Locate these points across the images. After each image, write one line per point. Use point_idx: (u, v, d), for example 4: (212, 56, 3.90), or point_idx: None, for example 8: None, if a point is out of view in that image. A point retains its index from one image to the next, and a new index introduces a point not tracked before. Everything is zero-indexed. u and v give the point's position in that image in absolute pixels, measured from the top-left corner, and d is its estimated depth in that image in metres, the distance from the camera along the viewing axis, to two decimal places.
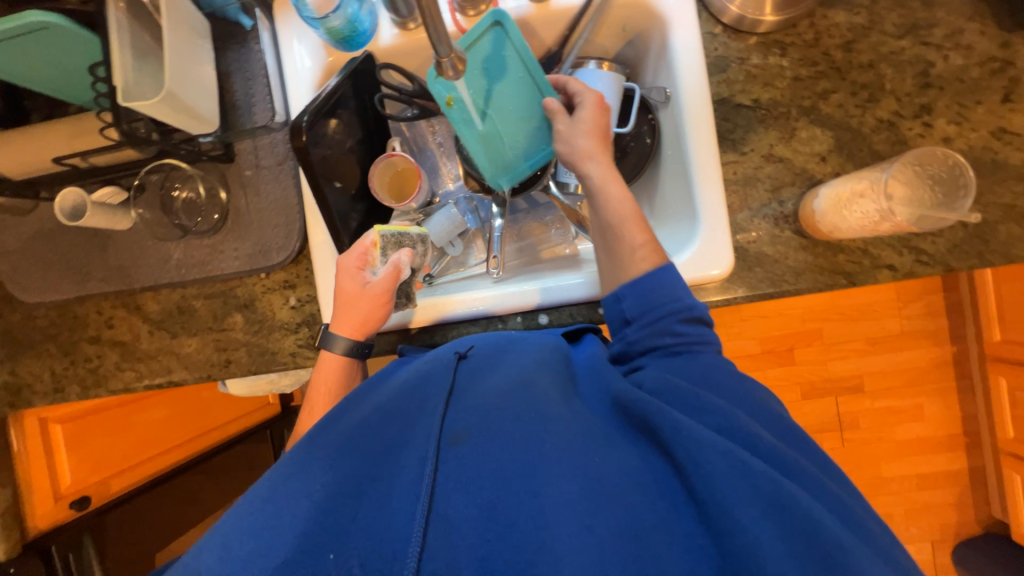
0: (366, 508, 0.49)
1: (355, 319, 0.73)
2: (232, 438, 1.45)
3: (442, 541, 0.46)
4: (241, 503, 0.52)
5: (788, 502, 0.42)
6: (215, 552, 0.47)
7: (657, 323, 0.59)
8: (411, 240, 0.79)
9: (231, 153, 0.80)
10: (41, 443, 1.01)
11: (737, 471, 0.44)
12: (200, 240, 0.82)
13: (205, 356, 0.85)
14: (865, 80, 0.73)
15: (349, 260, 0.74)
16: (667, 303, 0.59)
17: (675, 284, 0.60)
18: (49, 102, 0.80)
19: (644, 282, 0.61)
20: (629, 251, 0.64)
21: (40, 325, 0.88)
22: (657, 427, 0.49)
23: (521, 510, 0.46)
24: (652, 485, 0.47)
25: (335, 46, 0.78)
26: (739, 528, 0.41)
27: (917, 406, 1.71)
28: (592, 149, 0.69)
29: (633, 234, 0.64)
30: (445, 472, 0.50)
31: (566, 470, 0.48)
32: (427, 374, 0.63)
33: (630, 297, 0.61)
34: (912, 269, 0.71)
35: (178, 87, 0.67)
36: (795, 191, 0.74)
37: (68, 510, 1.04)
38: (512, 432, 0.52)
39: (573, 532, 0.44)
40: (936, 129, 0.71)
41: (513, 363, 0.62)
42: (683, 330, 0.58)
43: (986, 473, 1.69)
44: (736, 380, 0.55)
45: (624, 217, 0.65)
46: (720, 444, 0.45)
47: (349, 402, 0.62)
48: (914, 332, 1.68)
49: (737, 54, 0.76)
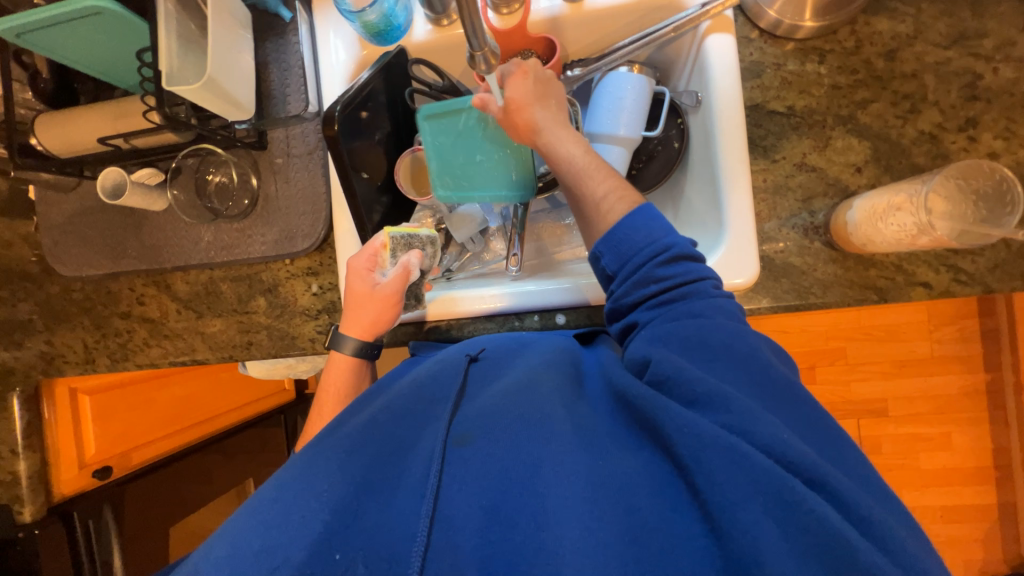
0: (372, 507, 0.49)
1: (365, 320, 0.74)
2: (241, 422, 1.50)
3: (444, 538, 0.46)
4: (251, 501, 0.51)
5: (797, 505, 0.40)
6: (222, 553, 0.44)
7: (637, 274, 0.56)
8: (421, 243, 0.79)
9: (264, 141, 0.82)
10: (69, 412, 1.04)
11: (739, 467, 0.41)
12: (230, 224, 0.84)
13: (228, 337, 0.87)
14: (907, 90, 0.71)
15: (360, 261, 0.75)
16: (644, 246, 0.56)
17: (651, 225, 0.57)
18: (97, 85, 0.83)
19: (616, 231, 0.58)
20: (601, 201, 0.62)
21: (77, 298, 0.92)
22: (659, 425, 0.47)
23: (524, 510, 0.46)
24: (657, 485, 0.45)
25: (370, 40, 0.79)
26: (741, 534, 0.39)
27: (945, 434, 1.64)
28: (540, 119, 0.67)
29: (596, 185, 0.63)
30: (450, 472, 0.50)
31: (572, 469, 0.47)
32: (438, 375, 0.62)
33: (607, 252, 0.58)
34: (948, 288, 0.68)
35: (219, 74, 0.69)
36: (827, 202, 0.72)
37: (91, 478, 1.08)
38: (517, 432, 0.51)
39: (575, 532, 0.43)
40: (981, 144, 0.69)
41: (521, 366, 0.62)
42: (663, 274, 0.55)
43: (1016, 509, 1.61)
44: (753, 353, 0.50)
45: (581, 170, 0.64)
46: (722, 440, 0.43)
47: (359, 404, 0.62)
48: (945, 357, 1.61)
49: (773, 60, 0.74)
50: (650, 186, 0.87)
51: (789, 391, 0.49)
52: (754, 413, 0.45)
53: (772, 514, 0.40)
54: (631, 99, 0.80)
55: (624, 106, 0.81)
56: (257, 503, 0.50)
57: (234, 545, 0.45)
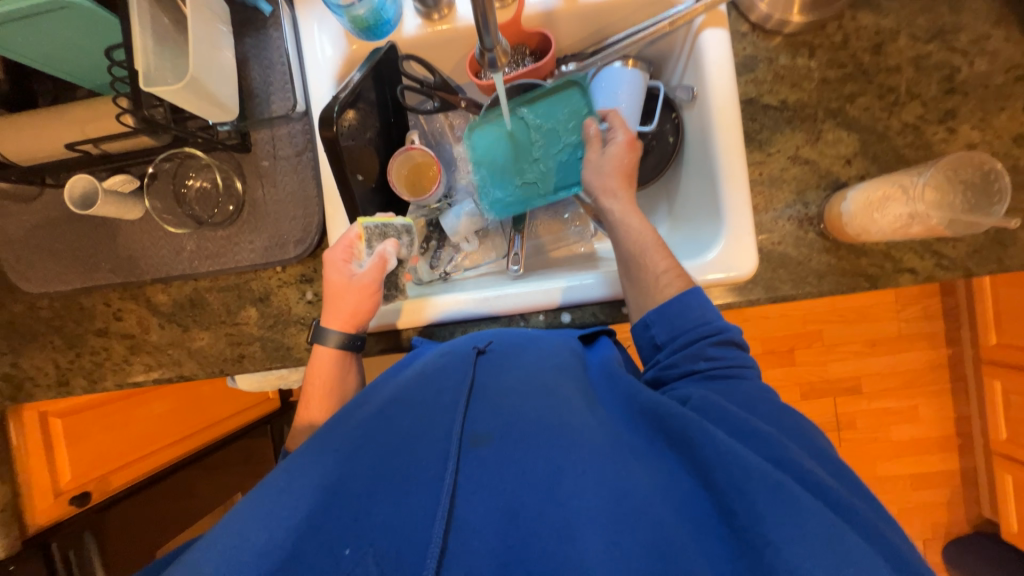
0: (380, 503, 0.47)
1: (344, 311, 0.72)
2: (229, 434, 1.45)
3: (462, 545, 0.44)
4: (255, 492, 0.51)
5: (843, 549, 0.39)
6: (227, 544, 0.45)
7: (689, 348, 0.60)
8: (396, 232, 0.76)
9: (247, 143, 0.78)
10: (41, 436, 0.97)
11: (778, 494, 0.42)
12: (214, 231, 0.79)
13: (218, 351, 0.83)
14: (892, 83, 0.73)
15: (335, 253, 0.72)
16: (697, 326, 0.61)
17: (705, 307, 0.62)
18: (56, 86, 0.77)
19: (670, 306, 0.63)
20: (653, 278, 0.67)
21: (44, 316, 0.85)
22: (695, 445, 0.47)
23: (548, 518, 0.45)
24: (682, 502, 0.45)
25: (357, 35, 0.76)
26: (781, 561, 0.39)
27: (913, 407, 1.74)
28: (614, 186, 0.73)
29: (657, 261, 0.67)
30: (467, 472, 0.49)
31: (595, 473, 0.47)
32: (446, 367, 0.62)
33: (659, 323, 0.63)
34: (933, 273, 0.72)
35: (200, 73, 0.65)
36: (820, 193, 0.74)
37: (68, 506, 1.01)
38: (538, 437, 0.50)
39: (600, 543, 0.42)
40: (959, 135, 0.72)
41: (528, 366, 0.62)
42: (715, 353, 0.59)
43: (977, 473, 1.73)
44: (782, 411, 0.54)
45: (647, 245, 0.69)
46: (769, 477, 0.43)
47: (362, 398, 0.62)
48: (912, 334, 1.70)
49: (766, 54, 0.76)
50: (647, 181, 0.88)
51: (813, 444, 0.51)
52: (788, 450, 0.47)
53: (803, 539, 0.40)
54: (625, 95, 0.81)
55: (618, 102, 0.81)
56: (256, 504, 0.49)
57: (241, 536, 0.45)
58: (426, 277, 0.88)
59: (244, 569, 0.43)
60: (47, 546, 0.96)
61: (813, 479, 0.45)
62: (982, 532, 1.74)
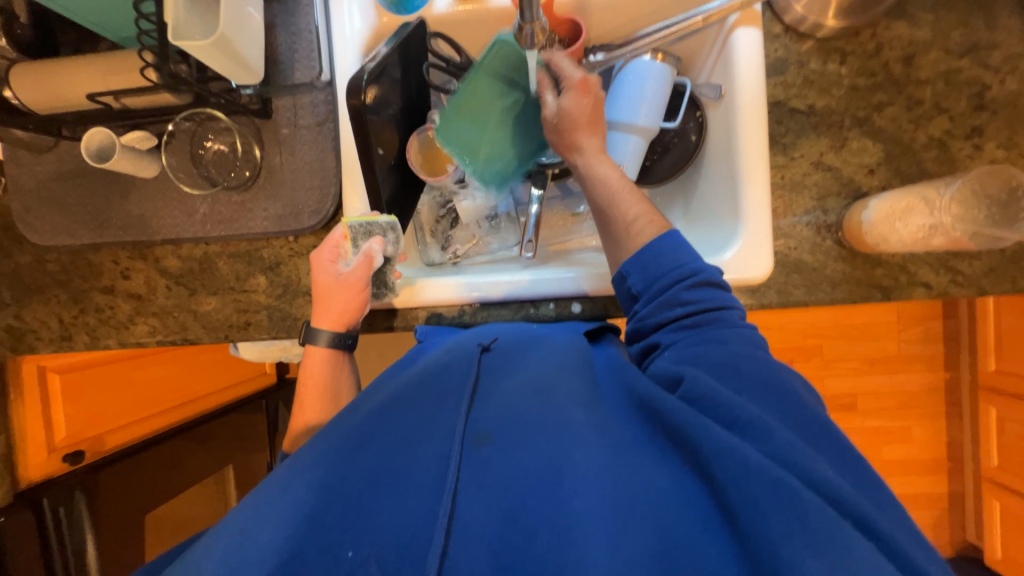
0: (384, 502, 0.47)
1: (332, 311, 0.72)
2: (224, 407, 1.44)
3: (465, 547, 0.43)
4: (259, 490, 0.49)
5: (844, 545, 0.38)
6: (228, 545, 0.43)
7: (664, 295, 0.59)
8: (382, 230, 0.73)
9: (268, 109, 0.77)
10: (37, 391, 0.96)
11: (782, 496, 0.40)
12: (229, 196, 0.79)
13: (224, 317, 0.82)
14: (921, 95, 0.73)
15: (321, 254, 0.73)
16: (671, 270, 0.59)
17: (679, 249, 0.60)
18: (79, 38, 0.76)
19: (644, 253, 0.61)
20: (624, 225, 0.65)
21: (51, 270, 0.85)
22: (693, 443, 0.45)
23: (549, 520, 0.44)
24: (685, 499, 0.44)
25: (388, 8, 0.76)
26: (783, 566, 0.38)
27: (906, 427, 1.74)
28: (580, 138, 0.71)
29: (627, 207, 0.65)
30: (469, 473, 0.48)
31: (597, 474, 0.46)
32: (448, 366, 0.60)
33: (635, 273, 0.61)
34: (947, 289, 0.72)
35: (229, 31, 0.64)
36: (841, 201, 0.73)
37: (62, 463, 1.02)
38: (539, 438, 0.49)
39: (602, 543, 0.41)
40: (984, 152, 0.72)
41: (534, 364, 0.61)
42: (689, 296, 0.57)
43: (965, 497, 1.74)
44: (769, 371, 0.52)
45: (615, 192, 0.67)
46: (768, 472, 0.41)
47: (368, 394, 0.61)
48: (911, 355, 1.70)
49: (797, 57, 0.75)
50: (665, 179, 0.88)
51: (822, 428, 0.48)
52: (785, 443, 0.44)
53: (807, 543, 0.38)
54: (652, 90, 0.80)
55: (644, 97, 0.81)
56: (258, 497, 0.48)
57: (243, 533, 0.44)
58: (437, 259, 0.90)
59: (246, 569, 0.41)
60: (38, 502, 0.96)
61: (820, 480, 0.42)
62: (965, 556, 1.75)
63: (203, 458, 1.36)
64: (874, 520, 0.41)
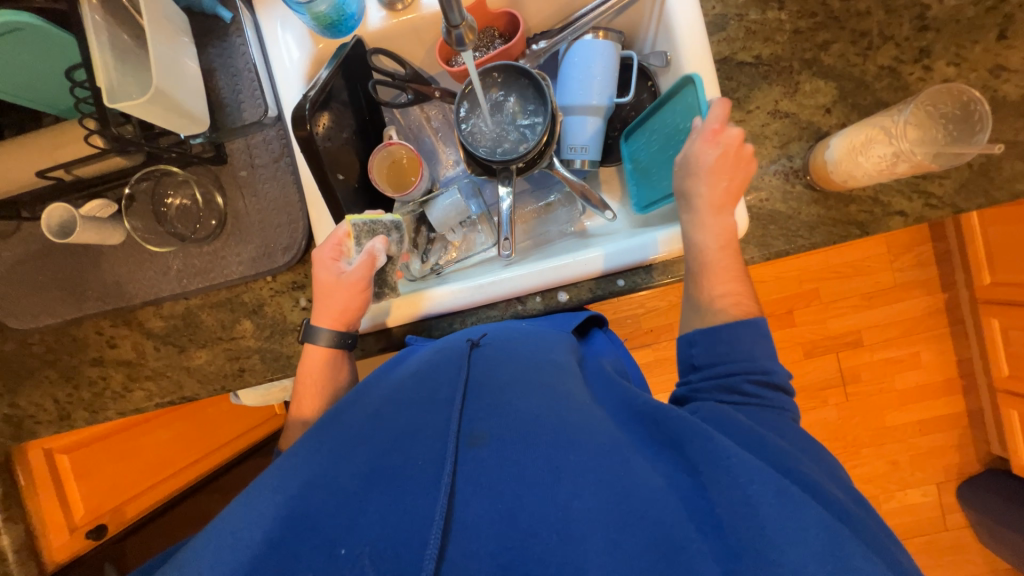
0: (377, 499, 0.45)
1: (334, 309, 0.71)
2: (245, 451, 1.41)
3: (462, 549, 0.42)
4: (248, 491, 0.48)
5: (843, 557, 0.38)
6: (222, 543, 0.44)
7: (726, 377, 0.56)
8: (385, 228, 0.76)
9: (223, 155, 0.77)
10: (48, 474, 0.96)
11: (782, 498, 0.40)
12: (199, 248, 0.79)
13: (217, 367, 0.82)
14: (864, 27, 0.73)
15: (324, 251, 0.72)
16: (744, 360, 0.57)
17: (756, 344, 0.58)
18: (21, 117, 0.76)
19: (721, 332, 0.59)
20: (707, 299, 0.64)
21: (37, 352, 0.84)
22: (696, 448, 0.45)
23: (547, 521, 0.42)
24: (681, 499, 0.43)
25: (322, 33, 0.75)
26: (775, 558, 0.38)
27: (914, 354, 1.75)
28: (694, 190, 0.67)
29: (714, 283, 0.64)
30: (465, 473, 0.46)
31: (595, 468, 0.45)
32: (440, 367, 0.59)
33: (702, 343, 0.60)
34: (922, 214, 0.72)
35: (165, 83, 0.64)
36: (803, 145, 0.74)
37: (84, 539, 1.03)
38: (535, 436, 0.48)
39: (600, 545, 0.40)
40: (936, 72, 0.72)
41: (526, 357, 0.60)
42: (753, 391, 0.55)
43: (983, 412, 1.75)
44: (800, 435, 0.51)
45: (709, 263, 0.66)
46: (772, 479, 0.42)
47: (355, 398, 0.59)
48: (907, 282, 1.71)
49: (735, 11, 0.75)
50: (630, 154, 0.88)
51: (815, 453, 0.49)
52: (793, 456, 0.46)
53: (800, 542, 0.38)
54: (600, 68, 0.80)
55: (594, 75, 0.80)
56: (255, 492, 0.48)
57: (235, 535, 0.44)
58: (419, 273, 0.87)
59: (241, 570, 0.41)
60: None
61: (817, 488, 0.43)
62: (993, 470, 1.76)
63: None
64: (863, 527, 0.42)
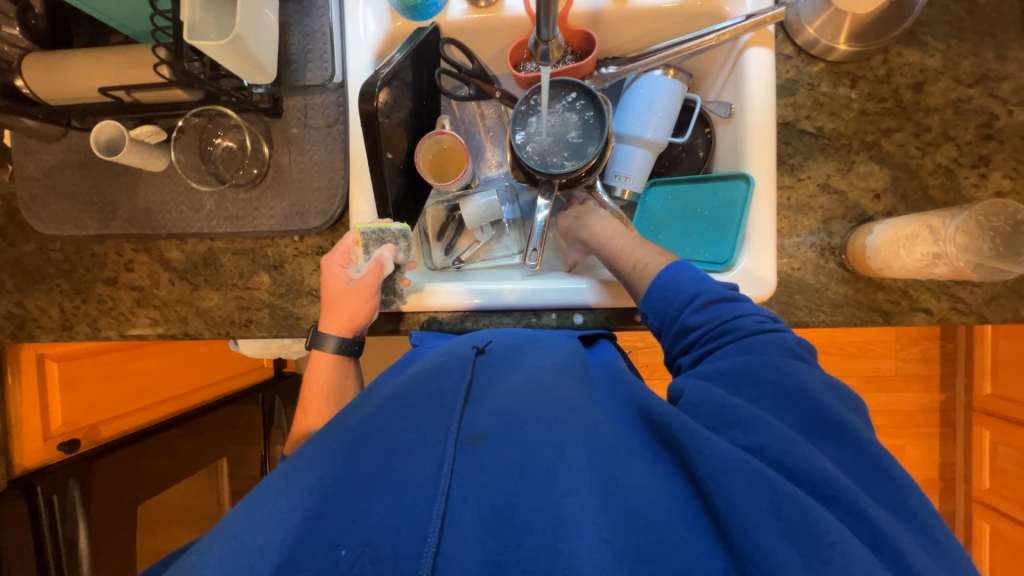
0: (378, 502, 0.45)
1: (341, 317, 0.72)
2: (218, 400, 1.44)
3: (455, 541, 0.42)
4: (252, 496, 0.47)
5: (838, 556, 0.36)
6: (226, 546, 0.41)
7: (675, 321, 0.59)
8: (394, 237, 0.74)
9: (279, 108, 0.78)
10: (36, 379, 0.96)
11: (762, 491, 0.39)
12: (236, 193, 0.79)
13: (225, 313, 0.82)
14: (930, 123, 0.73)
15: (333, 259, 0.73)
16: (675, 298, 0.59)
17: (687, 279, 0.60)
18: (93, 29, 0.77)
19: (658, 282, 0.62)
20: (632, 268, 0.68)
21: (54, 258, 0.85)
22: (680, 442, 0.45)
23: (539, 516, 0.42)
24: (674, 500, 0.43)
25: (403, 14, 0.75)
26: (754, 553, 0.37)
27: (900, 446, 1.75)
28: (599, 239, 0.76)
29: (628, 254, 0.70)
30: (463, 472, 0.47)
31: (584, 473, 0.45)
32: (445, 367, 0.60)
33: (651, 313, 0.62)
34: (947, 316, 0.72)
35: (245, 32, 0.64)
36: (845, 225, 0.74)
37: (56, 451, 1.01)
38: (529, 437, 0.49)
39: (591, 539, 0.40)
40: (990, 181, 0.72)
41: (530, 363, 0.60)
42: (706, 319, 0.56)
43: (955, 518, 1.75)
44: (828, 407, 0.45)
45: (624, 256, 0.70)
46: (748, 465, 0.40)
47: (360, 400, 0.60)
48: (908, 374, 1.71)
49: (808, 79, 0.75)
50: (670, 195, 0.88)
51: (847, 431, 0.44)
52: (791, 441, 0.42)
53: (789, 540, 0.37)
54: (662, 104, 0.81)
55: (654, 111, 0.81)
56: (256, 499, 0.46)
57: (237, 539, 0.42)
58: (439, 264, 0.89)
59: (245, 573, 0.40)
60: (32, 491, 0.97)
61: (822, 477, 0.40)
62: None
63: (197, 451, 1.36)
64: (869, 513, 0.38)
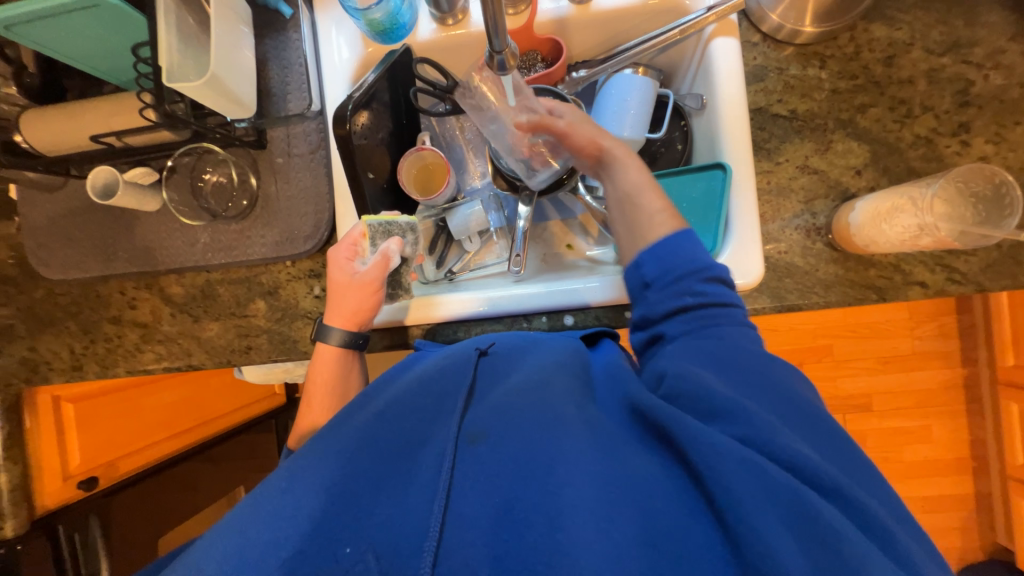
0: (383, 502, 0.45)
1: (347, 309, 0.73)
2: (235, 427, 1.46)
3: (458, 538, 0.42)
4: (251, 498, 0.48)
5: (829, 540, 0.37)
6: (227, 551, 0.42)
7: (678, 283, 0.57)
8: (400, 230, 0.77)
9: (263, 140, 0.80)
10: (53, 419, 0.99)
11: (758, 479, 0.39)
12: (228, 225, 0.82)
13: (226, 341, 0.84)
14: (904, 95, 0.73)
15: (339, 251, 0.74)
16: (686, 263, 0.58)
17: (694, 245, 0.59)
18: (85, 82, 0.81)
19: (663, 243, 0.60)
20: (647, 217, 0.64)
21: (62, 302, 0.88)
22: (674, 435, 0.44)
23: (539, 508, 0.42)
24: (672, 488, 0.43)
25: (374, 38, 0.79)
26: (752, 537, 0.37)
27: (926, 427, 1.69)
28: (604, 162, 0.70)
29: (651, 200, 0.64)
30: (463, 470, 0.47)
31: (586, 465, 0.44)
32: (448, 369, 0.59)
33: (649, 260, 0.60)
34: (943, 287, 0.71)
35: (221, 71, 0.68)
36: (829, 204, 0.73)
37: (75, 490, 1.02)
38: (529, 430, 0.48)
39: (591, 529, 0.40)
40: (973, 148, 0.71)
41: (532, 360, 0.60)
42: (704, 288, 0.56)
43: (991, 499, 1.68)
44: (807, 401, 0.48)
45: (638, 189, 0.66)
46: (740, 454, 0.41)
47: (364, 398, 0.58)
48: (926, 352, 1.66)
49: (776, 64, 0.76)
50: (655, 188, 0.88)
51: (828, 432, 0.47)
52: (773, 428, 0.43)
53: (788, 526, 0.38)
54: (635, 103, 0.81)
55: (629, 109, 0.82)
56: (260, 499, 0.46)
57: (243, 534, 0.43)
58: (432, 277, 0.89)
59: (248, 570, 0.41)
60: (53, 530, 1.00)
61: (805, 463, 0.41)
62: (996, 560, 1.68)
63: (214, 481, 1.38)
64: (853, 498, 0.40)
